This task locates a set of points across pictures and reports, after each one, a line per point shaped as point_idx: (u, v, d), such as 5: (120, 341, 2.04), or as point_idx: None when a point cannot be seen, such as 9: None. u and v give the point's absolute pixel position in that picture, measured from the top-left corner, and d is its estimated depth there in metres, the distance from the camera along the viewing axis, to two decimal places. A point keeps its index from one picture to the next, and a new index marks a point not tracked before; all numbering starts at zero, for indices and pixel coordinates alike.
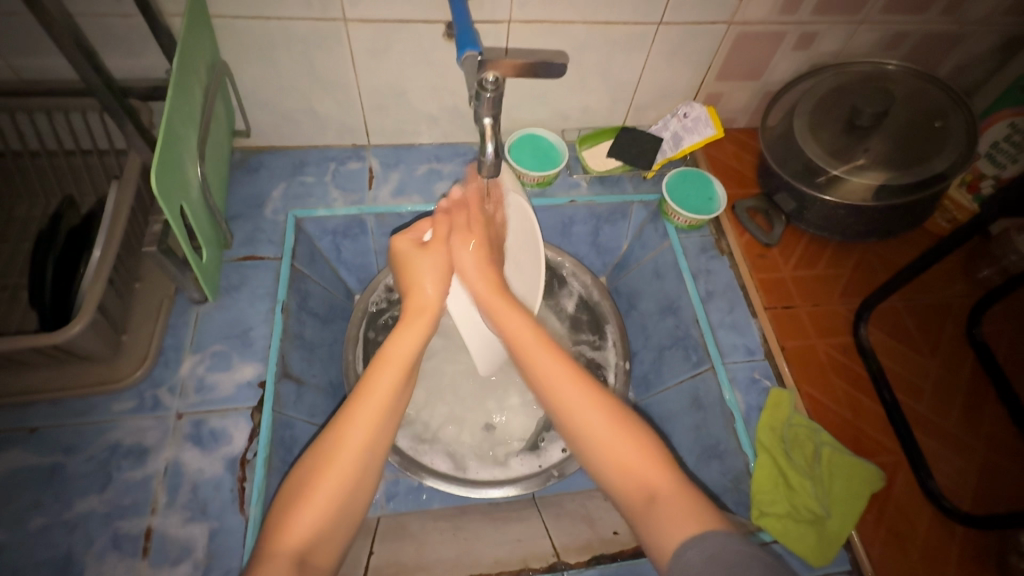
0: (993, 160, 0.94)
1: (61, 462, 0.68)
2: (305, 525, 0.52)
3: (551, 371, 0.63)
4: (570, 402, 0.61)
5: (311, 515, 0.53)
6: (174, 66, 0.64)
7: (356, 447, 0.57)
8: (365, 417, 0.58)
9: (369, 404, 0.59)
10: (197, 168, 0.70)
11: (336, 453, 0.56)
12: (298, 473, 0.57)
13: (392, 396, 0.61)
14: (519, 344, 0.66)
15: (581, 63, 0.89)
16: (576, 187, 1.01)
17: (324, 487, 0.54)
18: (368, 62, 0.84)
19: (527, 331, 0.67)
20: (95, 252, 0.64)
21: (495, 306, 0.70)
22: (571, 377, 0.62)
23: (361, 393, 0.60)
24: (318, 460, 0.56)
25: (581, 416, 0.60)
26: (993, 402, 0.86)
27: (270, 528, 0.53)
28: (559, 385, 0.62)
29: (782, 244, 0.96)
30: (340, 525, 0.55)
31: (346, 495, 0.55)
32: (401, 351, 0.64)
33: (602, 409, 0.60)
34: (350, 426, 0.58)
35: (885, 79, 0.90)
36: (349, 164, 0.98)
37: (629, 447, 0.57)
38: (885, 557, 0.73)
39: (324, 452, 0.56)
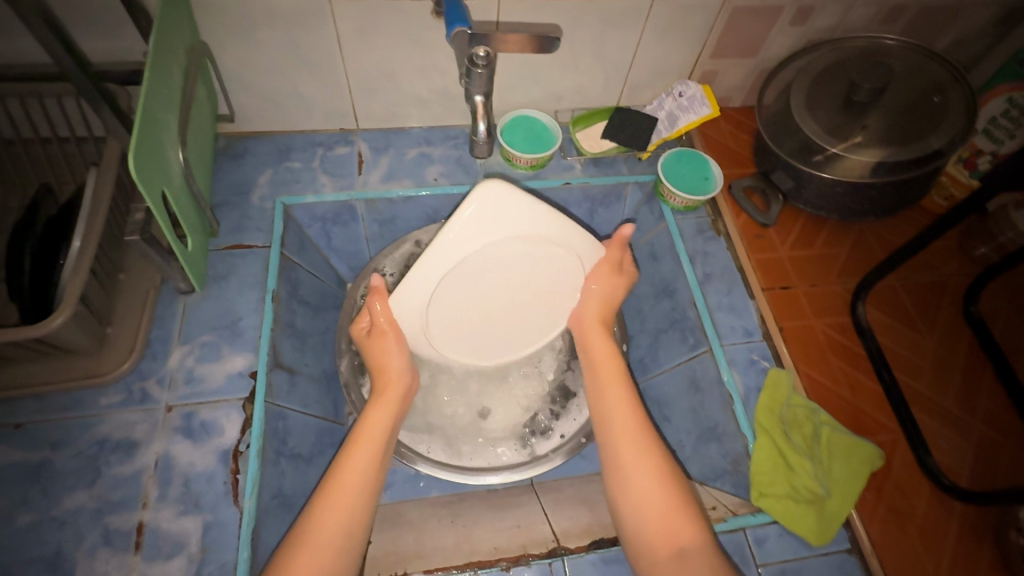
0: (990, 136, 0.93)
1: (47, 459, 0.66)
2: None
3: (620, 425, 0.71)
4: (630, 458, 0.68)
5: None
6: (151, 47, 0.62)
7: (331, 535, 0.59)
8: (341, 495, 0.62)
9: (360, 445, 0.67)
10: (178, 154, 0.68)
11: (312, 539, 0.58)
12: (279, 559, 0.58)
13: (363, 477, 0.65)
14: (600, 376, 0.77)
15: (573, 41, 0.87)
16: (570, 169, 0.99)
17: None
18: (354, 43, 0.81)
19: (612, 370, 0.77)
20: (74, 242, 0.62)
21: (596, 354, 0.78)
22: (636, 423, 0.71)
23: (339, 474, 0.64)
24: (296, 543, 0.58)
25: (633, 476, 0.66)
26: (989, 378, 0.86)
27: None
28: (625, 439, 0.69)
29: (779, 225, 0.95)
30: None
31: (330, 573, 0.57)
32: (368, 438, 0.68)
33: (638, 444, 0.69)
34: (326, 516, 0.60)
35: (883, 54, 0.88)
36: (337, 149, 0.96)
37: (649, 472, 0.66)
38: (885, 536, 0.72)
39: (298, 540, 0.59)
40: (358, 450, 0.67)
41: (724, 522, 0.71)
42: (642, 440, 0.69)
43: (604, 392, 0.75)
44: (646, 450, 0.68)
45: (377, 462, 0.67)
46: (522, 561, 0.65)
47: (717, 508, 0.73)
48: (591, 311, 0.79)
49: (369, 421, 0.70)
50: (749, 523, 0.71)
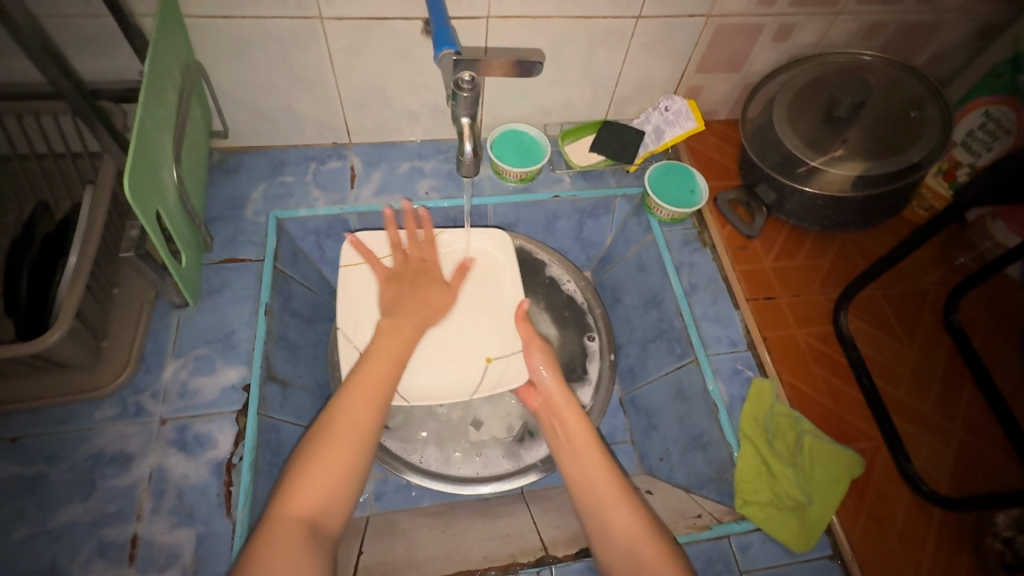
0: (969, 149, 0.96)
1: (43, 472, 0.67)
2: (313, 496, 0.59)
3: (593, 481, 0.69)
4: (618, 519, 0.65)
5: (322, 484, 0.60)
6: (146, 70, 0.63)
7: (354, 426, 0.65)
8: (362, 393, 0.67)
9: (381, 351, 0.73)
10: (172, 171, 0.69)
11: (336, 429, 0.64)
12: (304, 448, 0.63)
13: (383, 376, 0.70)
14: (574, 445, 0.74)
15: (560, 58, 0.89)
16: (559, 182, 1.01)
17: (327, 457, 0.61)
18: (346, 60, 0.83)
19: (585, 436, 0.74)
20: (71, 258, 0.63)
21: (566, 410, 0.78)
22: (614, 483, 0.68)
23: (359, 377, 0.69)
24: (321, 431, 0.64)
25: (622, 536, 0.63)
26: (969, 386, 0.88)
27: (289, 479, 0.60)
28: (610, 498, 0.67)
29: (763, 236, 0.97)
30: (349, 478, 0.62)
31: (349, 463, 0.62)
32: (387, 348, 0.73)
33: (625, 505, 0.66)
34: (346, 409, 0.66)
35: (863, 69, 0.90)
36: (330, 163, 0.98)
37: (634, 524, 0.63)
38: (866, 543, 0.74)
39: (323, 428, 0.64)
40: (378, 354, 0.72)
41: (708, 529, 0.72)
42: (622, 495, 0.67)
43: (578, 448, 0.73)
44: (625, 506, 0.66)
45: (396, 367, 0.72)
46: (511, 570, 0.67)
47: (703, 516, 0.75)
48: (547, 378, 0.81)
49: (392, 330, 0.76)
50: (733, 530, 0.73)
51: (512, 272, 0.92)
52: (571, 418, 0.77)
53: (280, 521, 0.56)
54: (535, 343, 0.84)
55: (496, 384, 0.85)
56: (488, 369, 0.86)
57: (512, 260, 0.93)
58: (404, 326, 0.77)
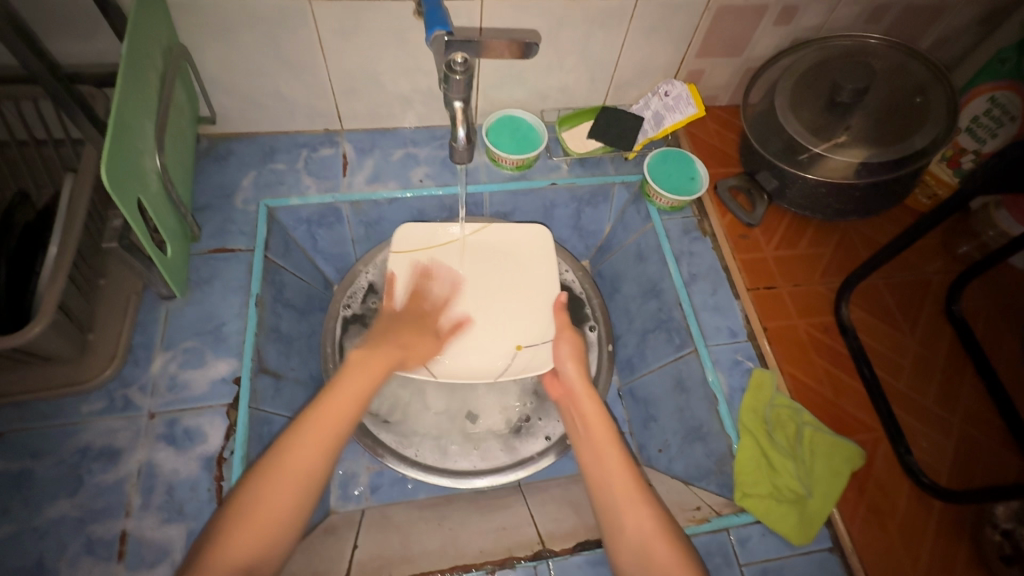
0: (973, 135, 0.93)
1: (29, 468, 0.66)
2: (245, 547, 0.54)
3: (609, 477, 0.66)
4: (633, 519, 0.62)
5: (254, 534, 0.55)
6: (124, 52, 0.61)
7: (299, 473, 0.59)
8: (312, 436, 0.62)
9: (346, 387, 0.68)
10: (155, 158, 0.67)
11: (277, 474, 0.58)
12: (244, 490, 0.58)
13: (340, 417, 0.64)
14: (591, 435, 0.72)
15: (557, 41, 0.86)
16: (556, 169, 0.98)
17: (265, 504, 0.56)
18: (336, 43, 0.80)
19: (605, 428, 0.72)
20: (51, 248, 0.61)
21: (585, 403, 0.75)
22: (629, 481, 0.65)
23: (315, 418, 0.63)
24: (261, 475, 0.58)
25: (638, 536, 0.60)
26: (970, 376, 0.87)
27: (221, 527, 0.55)
28: (626, 498, 0.64)
29: (764, 224, 0.96)
30: (286, 529, 0.57)
31: (291, 513, 0.58)
32: (351, 386, 0.68)
33: (642, 502, 0.63)
34: (291, 453, 0.60)
35: (867, 53, 0.88)
36: (321, 150, 0.95)
37: (649, 521, 0.61)
38: (866, 535, 0.74)
39: (264, 471, 0.58)
40: (342, 391, 0.67)
41: (707, 522, 0.71)
42: (639, 494, 0.64)
43: (597, 445, 0.70)
44: (641, 504, 0.63)
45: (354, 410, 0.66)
46: (507, 564, 0.66)
47: (701, 508, 0.74)
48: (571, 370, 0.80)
49: (359, 365, 0.71)
50: (732, 523, 0.72)
51: (550, 266, 0.92)
52: (590, 411, 0.74)
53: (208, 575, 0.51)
54: (566, 335, 0.84)
55: (522, 369, 0.86)
56: (515, 357, 0.87)
57: (551, 252, 0.93)
58: (374, 362, 0.73)
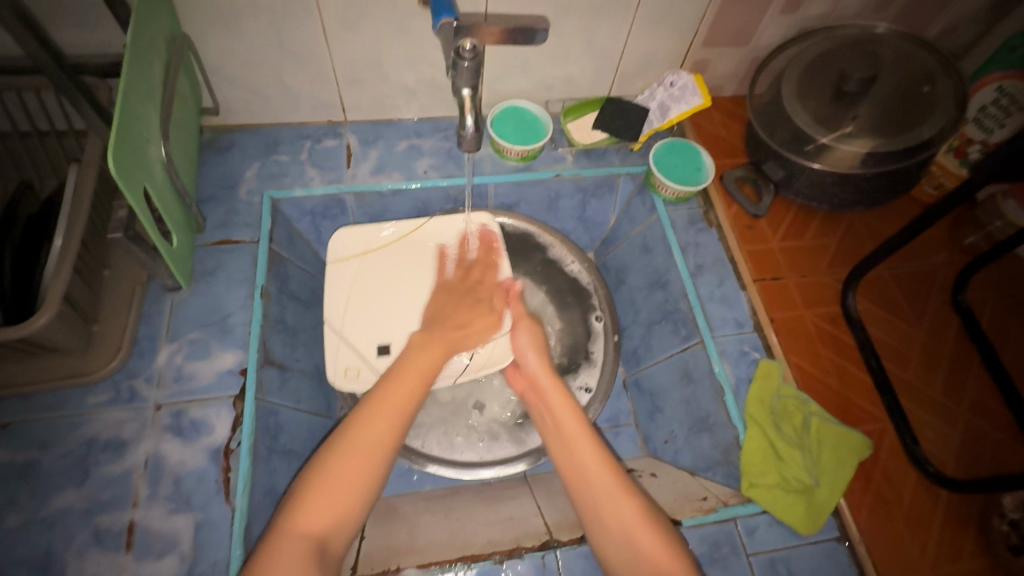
0: (980, 126, 0.92)
1: (35, 459, 0.66)
2: (320, 515, 0.57)
3: (587, 472, 0.66)
4: (614, 510, 0.62)
5: (328, 504, 0.58)
6: (128, 40, 0.60)
7: (369, 448, 0.62)
8: (381, 415, 0.65)
9: (411, 367, 0.71)
10: (160, 148, 0.67)
11: (349, 449, 0.61)
12: (320, 461, 0.61)
13: (406, 396, 0.68)
14: (564, 432, 0.71)
15: (563, 30, 0.86)
16: (561, 161, 0.98)
17: (339, 476, 0.59)
18: (340, 33, 0.80)
19: (576, 423, 0.71)
20: (56, 239, 0.61)
21: (553, 394, 0.75)
22: (609, 474, 0.65)
23: (380, 397, 0.66)
24: (333, 449, 0.61)
25: (624, 529, 0.61)
26: (977, 367, 0.87)
27: (296, 497, 0.58)
28: (605, 492, 0.64)
29: (770, 215, 0.95)
30: (357, 501, 0.59)
31: (361, 485, 0.60)
32: (415, 367, 0.71)
33: (624, 494, 0.64)
34: (362, 428, 0.63)
35: (875, 42, 0.87)
36: (325, 141, 0.94)
37: (633, 517, 0.61)
38: (873, 525, 0.74)
39: (337, 445, 0.62)
40: (407, 370, 0.71)
41: (714, 512, 0.71)
42: (623, 487, 0.64)
43: (571, 441, 0.70)
44: (624, 496, 0.63)
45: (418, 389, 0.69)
46: (515, 555, 0.66)
47: (708, 499, 0.74)
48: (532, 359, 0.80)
49: (423, 346, 0.75)
50: (740, 513, 0.72)
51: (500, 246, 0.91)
52: (558, 402, 0.74)
53: (286, 538, 0.54)
54: (524, 323, 0.83)
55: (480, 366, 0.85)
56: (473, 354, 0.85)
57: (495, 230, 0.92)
58: (435, 344, 0.76)
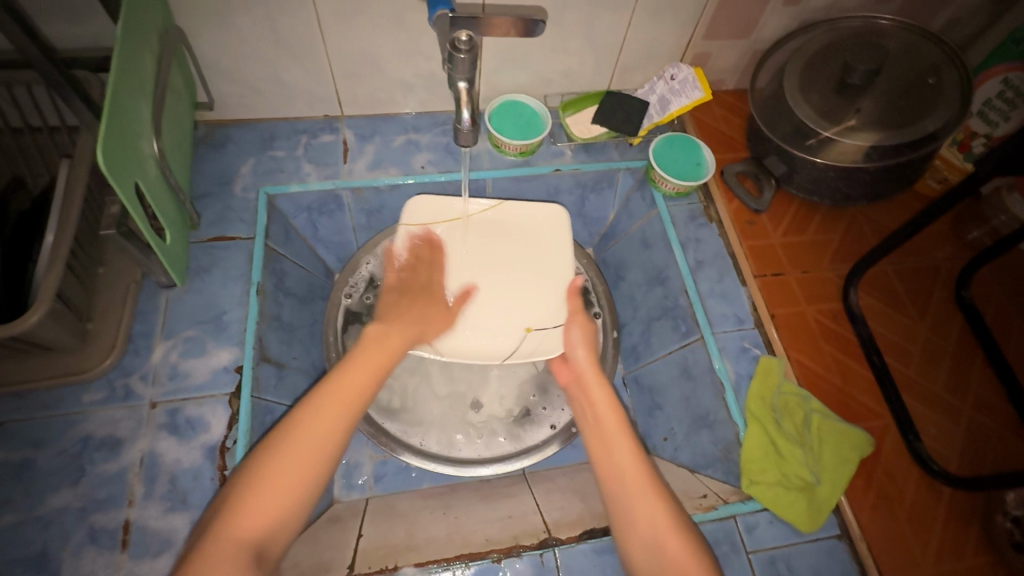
0: (985, 118, 0.91)
1: (30, 458, 0.65)
2: (258, 518, 0.53)
3: (621, 469, 0.64)
4: (645, 508, 0.61)
5: (267, 505, 0.54)
6: (117, 33, 0.59)
7: (314, 445, 0.58)
8: (327, 411, 0.60)
9: (363, 359, 0.67)
10: (152, 144, 0.66)
11: (293, 446, 0.57)
12: (257, 455, 0.57)
13: (351, 391, 0.63)
14: (602, 430, 0.69)
15: (561, 23, 0.84)
16: (560, 155, 0.97)
17: (279, 476, 0.55)
18: (336, 26, 0.79)
19: (614, 420, 0.69)
20: (47, 237, 0.60)
21: (594, 389, 0.74)
22: (642, 472, 0.64)
23: (330, 392, 0.62)
24: (275, 444, 0.57)
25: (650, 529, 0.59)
26: (980, 363, 0.86)
27: (233, 498, 0.54)
28: (636, 490, 0.62)
29: (771, 210, 0.94)
30: (296, 503, 0.55)
31: (302, 485, 0.56)
32: (366, 363, 0.67)
33: (653, 494, 0.62)
34: (307, 425, 0.58)
35: (879, 34, 0.86)
36: (321, 136, 0.93)
37: (660, 515, 0.60)
38: (874, 522, 0.73)
39: (280, 441, 0.57)
40: (359, 362, 0.67)
41: (714, 510, 0.71)
42: (654, 486, 0.63)
43: (607, 440, 0.68)
44: (651, 495, 0.62)
45: (369, 387, 0.65)
46: (514, 553, 0.65)
47: (708, 496, 0.73)
48: (579, 351, 0.80)
49: (379, 339, 0.71)
50: (740, 511, 0.71)
51: (564, 249, 0.90)
52: (601, 397, 0.73)
53: (224, 543, 0.51)
54: (578, 319, 0.82)
55: (531, 352, 0.83)
56: (525, 339, 0.84)
57: (567, 238, 0.90)
58: (392, 336, 0.72)
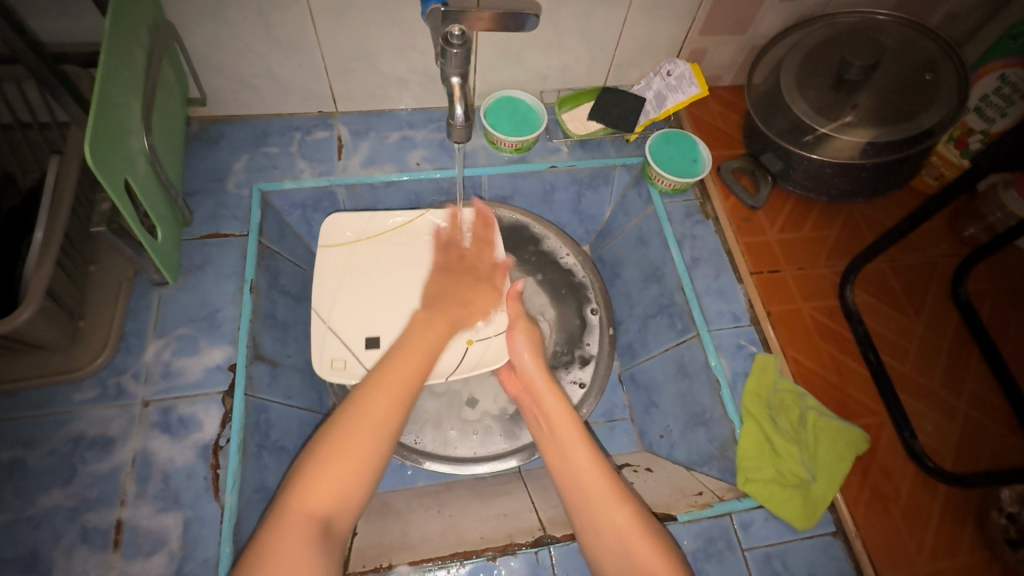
0: (982, 114, 0.91)
1: (21, 457, 0.65)
2: (327, 490, 0.59)
3: (580, 478, 0.66)
4: (609, 515, 0.62)
5: (336, 479, 0.60)
6: (105, 27, 0.58)
7: (376, 421, 0.64)
8: (386, 392, 0.67)
9: (414, 345, 0.74)
10: (142, 140, 0.65)
11: (358, 424, 0.63)
12: (325, 433, 0.64)
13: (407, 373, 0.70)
14: (557, 434, 0.72)
15: (557, 18, 0.84)
16: (556, 152, 0.97)
17: (345, 453, 0.61)
18: (329, 22, 0.78)
19: (569, 426, 0.72)
20: (36, 233, 0.60)
21: (549, 398, 0.75)
22: (604, 479, 0.65)
23: (386, 375, 0.69)
24: (341, 422, 0.64)
25: (617, 534, 0.60)
26: (976, 359, 0.86)
27: (301, 475, 0.60)
28: (599, 498, 0.64)
29: (768, 207, 0.94)
30: (365, 474, 0.61)
31: (365, 459, 0.62)
32: (421, 344, 0.74)
33: (619, 499, 0.63)
34: (368, 405, 0.65)
35: (875, 30, 0.86)
36: (316, 133, 0.93)
37: (626, 521, 0.61)
38: (869, 520, 0.73)
39: (343, 422, 0.64)
40: (410, 347, 0.73)
41: (709, 508, 0.71)
42: (618, 492, 0.64)
43: (566, 446, 0.70)
44: (618, 501, 0.63)
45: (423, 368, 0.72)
46: (509, 551, 0.65)
47: (704, 494, 0.73)
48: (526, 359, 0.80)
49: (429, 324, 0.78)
50: (736, 508, 0.71)
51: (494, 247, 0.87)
52: (554, 408, 0.74)
53: (293, 518, 0.56)
54: (521, 324, 0.82)
55: (475, 365, 0.83)
56: (467, 352, 0.84)
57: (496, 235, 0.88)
58: (437, 323, 0.79)
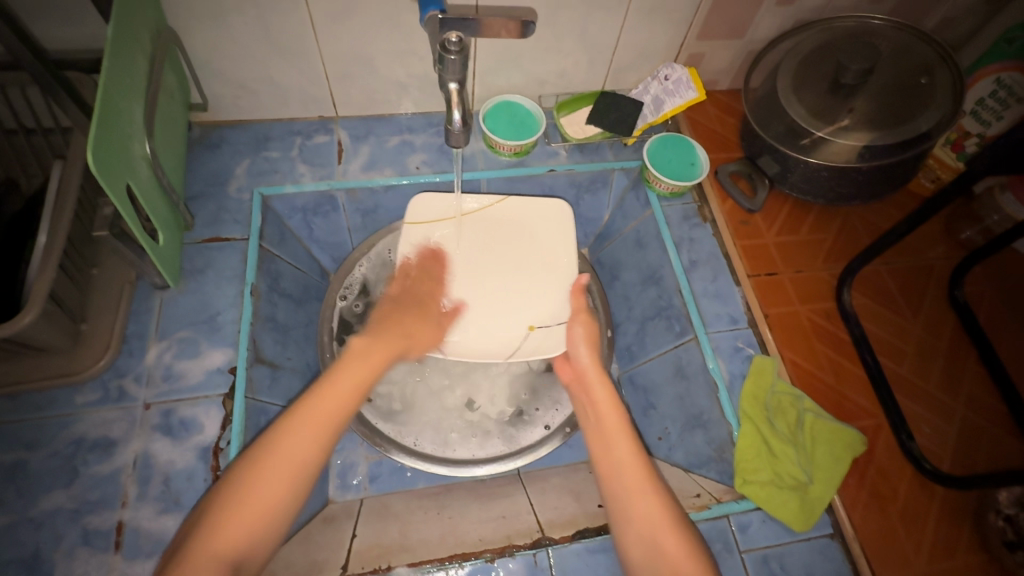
0: (978, 117, 0.92)
1: (23, 459, 0.65)
2: (234, 536, 0.53)
3: (619, 467, 0.65)
4: (643, 506, 0.61)
5: (244, 522, 0.53)
6: (108, 35, 0.59)
7: (293, 460, 0.57)
8: (309, 426, 0.60)
9: (341, 376, 0.66)
10: (145, 144, 0.66)
11: (272, 462, 0.57)
12: (234, 471, 0.57)
13: (334, 404, 0.63)
14: (603, 425, 0.70)
15: (554, 23, 0.84)
16: (554, 155, 0.97)
17: (256, 494, 0.55)
18: (329, 28, 0.79)
19: (615, 418, 0.70)
20: (40, 237, 0.60)
21: (596, 388, 0.74)
22: (642, 469, 0.64)
23: (311, 406, 0.62)
24: (252, 461, 0.57)
25: (648, 526, 0.60)
26: (973, 361, 0.87)
27: (206, 521, 0.53)
28: (636, 486, 0.63)
29: (765, 210, 0.94)
30: (277, 517, 0.55)
31: (279, 502, 0.56)
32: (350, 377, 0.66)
33: (654, 492, 0.62)
34: (287, 440, 0.58)
35: (871, 34, 0.86)
36: (316, 137, 0.94)
37: (658, 513, 0.60)
38: (867, 522, 0.73)
39: (254, 459, 0.57)
40: (341, 377, 0.66)
41: (706, 509, 0.71)
42: (651, 483, 0.63)
43: (607, 436, 0.68)
44: (651, 493, 0.62)
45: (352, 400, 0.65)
46: (507, 553, 0.65)
47: (701, 496, 0.74)
48: (583, 353, 0.79)
49: (361, 354, 0.69)
50: (733, 510, 0.71)
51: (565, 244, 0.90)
52: (603, 397, 0.72)
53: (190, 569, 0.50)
54: (581, 317, 0.82)
55: (534, 350, 0.84)
56: (528, 337, 0.85)
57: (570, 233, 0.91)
58: (375, 352, 0.71)
